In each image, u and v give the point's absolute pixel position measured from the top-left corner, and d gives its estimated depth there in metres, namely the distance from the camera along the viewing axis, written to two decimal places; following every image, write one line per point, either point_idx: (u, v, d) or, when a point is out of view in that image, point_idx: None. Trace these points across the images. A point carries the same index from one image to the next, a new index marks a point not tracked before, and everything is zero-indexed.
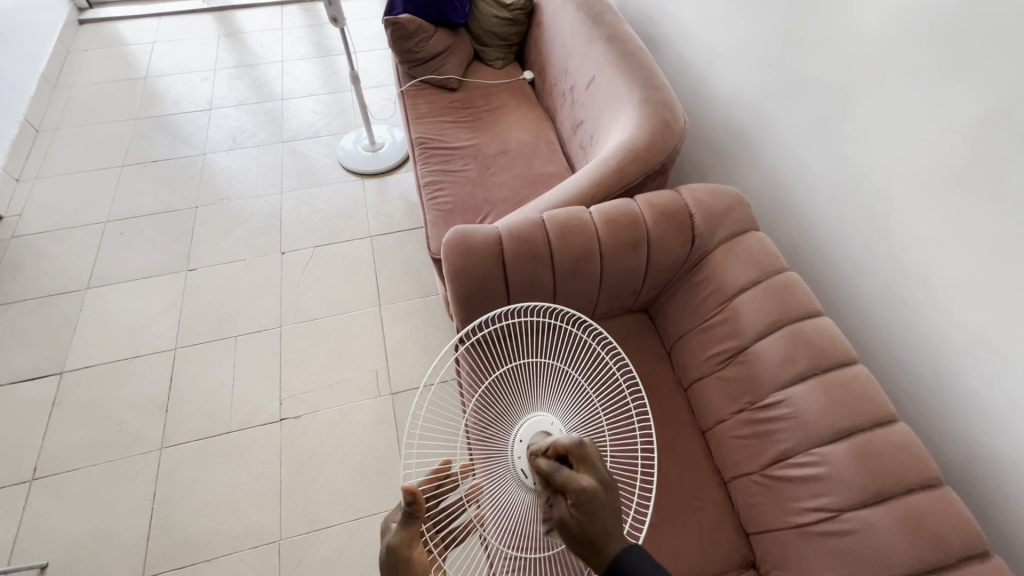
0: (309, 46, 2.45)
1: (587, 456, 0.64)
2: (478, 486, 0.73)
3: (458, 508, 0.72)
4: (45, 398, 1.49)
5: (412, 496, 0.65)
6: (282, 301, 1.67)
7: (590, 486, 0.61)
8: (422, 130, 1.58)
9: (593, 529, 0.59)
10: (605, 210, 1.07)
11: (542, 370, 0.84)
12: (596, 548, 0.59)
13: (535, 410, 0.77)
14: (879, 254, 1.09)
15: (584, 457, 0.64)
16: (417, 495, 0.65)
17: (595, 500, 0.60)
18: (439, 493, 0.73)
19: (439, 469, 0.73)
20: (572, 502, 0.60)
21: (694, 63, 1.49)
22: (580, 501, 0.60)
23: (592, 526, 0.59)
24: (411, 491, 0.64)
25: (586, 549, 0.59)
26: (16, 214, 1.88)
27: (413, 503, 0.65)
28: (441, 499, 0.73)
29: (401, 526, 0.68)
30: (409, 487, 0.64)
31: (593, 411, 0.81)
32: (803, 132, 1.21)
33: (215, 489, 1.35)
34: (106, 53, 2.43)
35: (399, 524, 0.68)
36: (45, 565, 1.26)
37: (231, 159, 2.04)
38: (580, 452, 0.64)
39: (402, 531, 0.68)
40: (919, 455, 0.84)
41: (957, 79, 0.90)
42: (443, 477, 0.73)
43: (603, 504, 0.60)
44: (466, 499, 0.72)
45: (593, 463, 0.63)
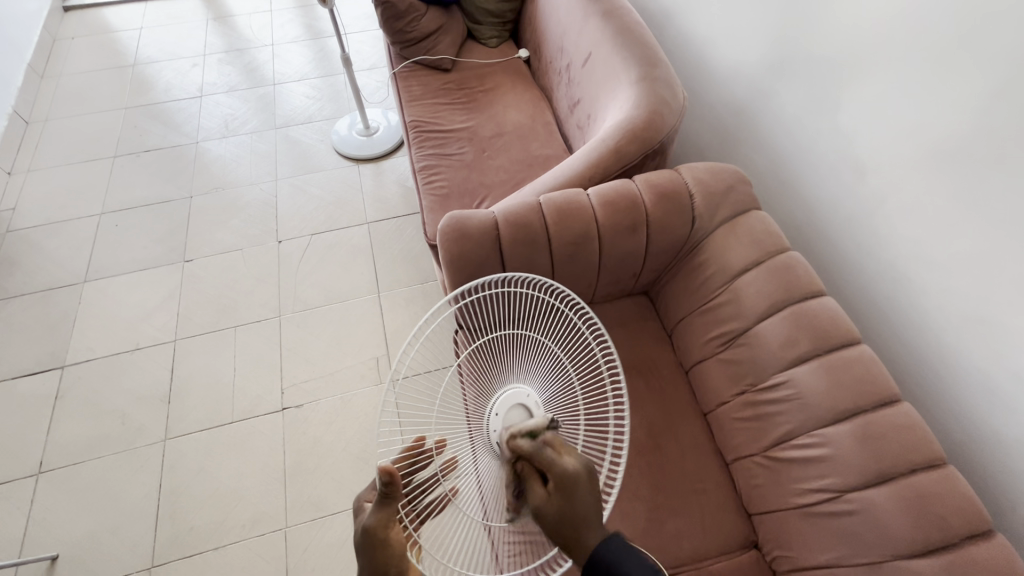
0: (300, 28, 2.40)
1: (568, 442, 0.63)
2: (455, 459, 0.71)
3: (434, 485, 0.70)
4: (49, 392, 1.50)
5: (389, 476, 0.61)
6: (281, 290, 1.66)
7: (576, 470, 0.59)
8: (415, 114, 1.55)
9: (575, 514, 0.58)
10: (603, 191, 1.05)
11: (517, 341, 0.81)
12: (578, 534, 0.58)
13: (512, 381, 0.76)
14: (881, 232, 1.07)
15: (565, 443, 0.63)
16: (394, 475, 0.62)
17: (579, 485, 0.59)
18: (413, 471, 0.70)
19: (413, 445, 0.70)
20: (554, 485, 0.59)
21: (692, 38, 1.44)
22: (562, 484, 0.59)
23: (574, 510, 0.58)
24: (388, 471, 0.61)
25: (566, 538, 0.58)
26: (10, 208, 1.87)
27: (390, 483, 0.62)
28: (414, 477, 0.70)
29: (376, 508, 0.64)
30: (387, 467, 0.61)
31: (568, 382, 0.80)
32: (805, 107, 1.18)
33: (221, 478, 1.36)
34: (94, 40, 2.38)
35: (374, 505, 0.64)
36: (56, 556, 1.28)
37: (224, 147, 2.01)
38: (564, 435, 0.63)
39: (377, 512, 0.64)
40: (922, 435, 0.84)
41: (965, 48, 0.87)
42: (417, 453, 0.70)
43: (587, 490, 0.59)
44: (442, 474, 0.70)
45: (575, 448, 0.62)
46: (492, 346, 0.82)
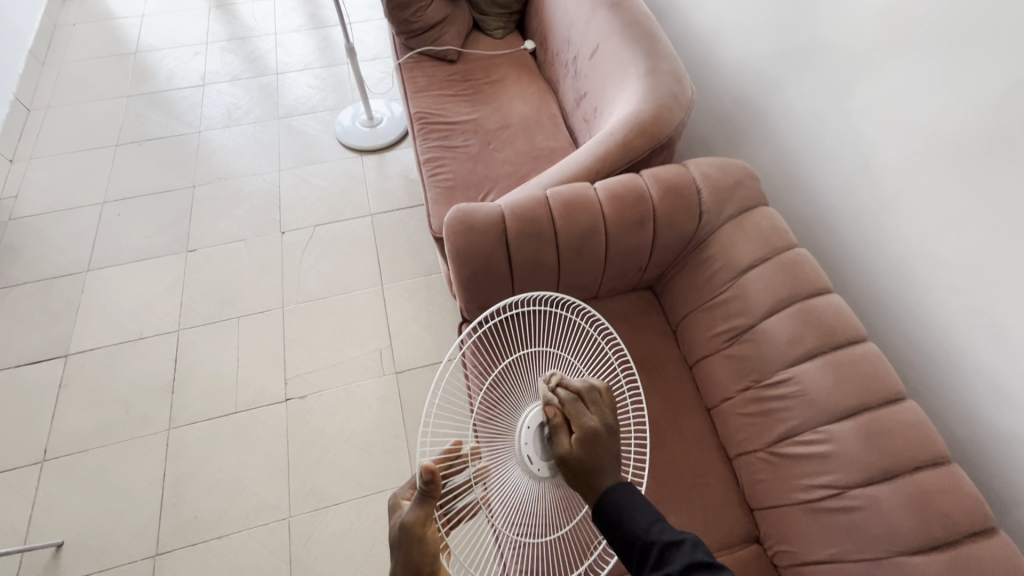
0: (303, 17, 2.37)
1: (599, 401, 0.65)
2: (489, 467, 0.71)
3: (466, 490, 0.70)
4: (52, 381, 1.50)
5: (430, 475, 0.64)
6: (284, 281, 1.66)
7: (597, 428, 0.63)
8: (421, 105, 1.54)
9: (592, 466, 0.62)
10: (611, 185, 1.05)
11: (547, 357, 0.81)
12: (591, 480, 0.62)
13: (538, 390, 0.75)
14: (890, 229, 1.06)
15: (595, 401, 0.65)
16: (435, 474, 0.64)
17: (601, 441, 0.62)
18: (449, 474, 0.71)
19: (451, 448, 0.71)
20: (578, 438, 0.63)
21: (702, 31, 1.43)
22: (585, 437, 0.62)
23: (589, 465, 0.62)
24: (428, 469, 0.63)
25: (582, 482, 0.62)
26: (12, 196, 1.86)
27: (431, 482, 0.64)
28: (450, 481, 0.70)
29: (416, 505, 0.66)
30: (428, 466, 0.63)
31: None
32: (814, 101, 1.17)
33: (224, 468, 1.37)
34: (95, 27, 2.36)
35: (414, 502, 0.66)
36: (61, 543, 1.28)
37: (227, 136, 2.00)
38: (596, 392, 0.66)
39: (417, 510, 0.66)
40: (927, 433, 0.84)
41: (980, 44, 0.86)
42: (454, 457, 0.70)
43: (607, 446, 0.63)
44: (474, 481, 0.69)
45: (604, 408, 0.65)
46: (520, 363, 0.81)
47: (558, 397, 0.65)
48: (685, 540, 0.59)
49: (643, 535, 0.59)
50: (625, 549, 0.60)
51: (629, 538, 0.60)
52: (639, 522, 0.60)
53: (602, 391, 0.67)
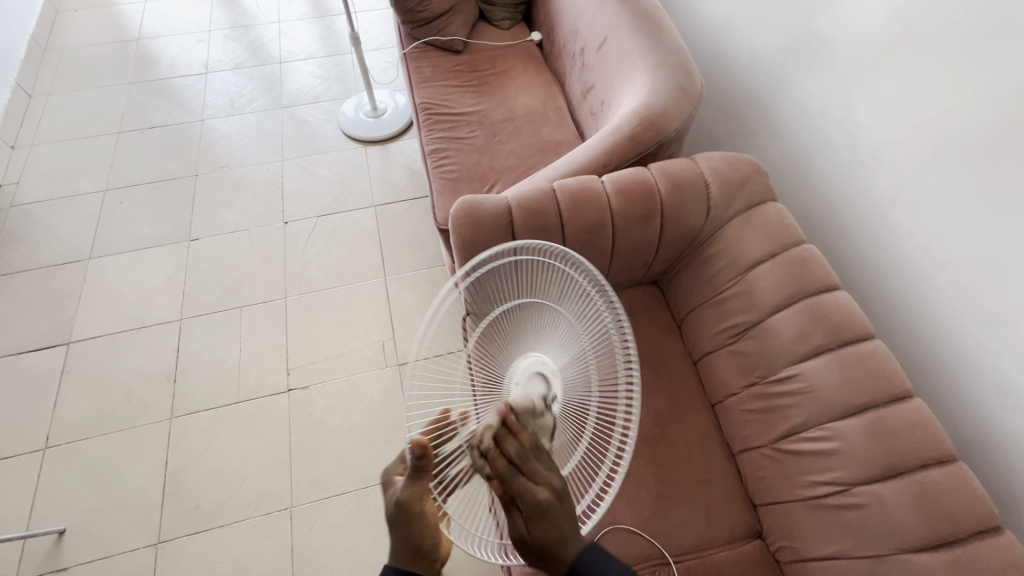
0: (307, 5, 2.35)
1: (542, 464, 0.60)
2: None
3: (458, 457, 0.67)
4: (54, 368, 1.50)
5: (421, 449, 0.62)
6: (287, 272, 1.66)
7: (546, 499, 0.57)
8: (426, 96, 1.53)
9: (549, 543, 0.57)
10: (617, 178, 1.04)
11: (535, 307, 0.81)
12: (555, 558, 0.57)
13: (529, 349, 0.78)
14: (898, 226, 1.06)
15: (538, 465, 0.59)
16: (426, 448, 0.63)
17: (552, 512, 0.57)
18: (440, 443, 0.68)
19: (441, 417, 0.69)
20: (528, 513, 0.57)
21: (711, 24, 1.42)
22: (536, 510, 0.57)
23: (547, 539, 0.57)
24: (420, 444, 0.62)
25: (547, 561, 0.58)
26: (13, 182, 1.85)
27: (422, 456, 0.63)
28: (442, 449, 0.67)
29: (409, 481, 0.64)
30: (417, 440, 0.62)
31: (582, 348, 0.79)
32: (824, 97, 1.15)
33: (226, 457, 1.37)
34: (97, 13, 2.34)
35: (407, 479, 0.65)
36: (63, 530, 1.29)
37: (229, 125, 1.98)
38: (534, 456, 0.60)
39: (411, 485, 0.64)
40: (933, 431, 0.84)
41: (991, 44, 0.85)
42: (444, 425, 0.69)
43: (560, 515, 0.58)
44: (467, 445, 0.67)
45: (549, 472, 0.59)
46: (509, 314, 0.81)
47: (492, 470, 0.59)
48: None
49: None
50: None
51: None
52: None
53: (544, 452, 0.61)
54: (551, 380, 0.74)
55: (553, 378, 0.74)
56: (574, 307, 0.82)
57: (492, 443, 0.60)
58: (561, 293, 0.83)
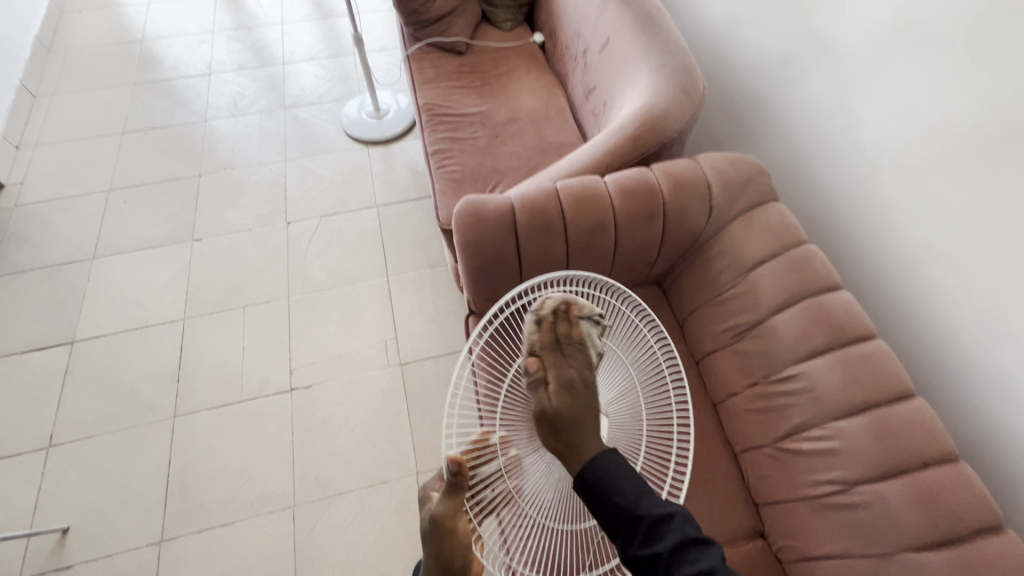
0: (310, 7, 2.36)
1: (581, 351, 0.65)
2: (518, 457, 0.73)
3: (496, 479, 0.71)
4: (58, 367, 1.50)
5: (457, 466, 0.64)
6: (289, 271, 1.66)
7: (573, 379, 0.63)
8: (429, 97, 1.53)
9: (570, 420, 0.62)
10: (620, 179, 1.04)
11: None
12: (571, 439, 0.61)
13: None
14: (900, 228, 1.06)
15: (576, 351, 0.65)
16: (462, 466, 0.64)
17: (579, 394, 0.63)
18: (477, 464, 0.72)
19: (478, 440, 0.71)
20: (558, 386, 0.63)
21: (713, 26, 1.42)
22: (564, 387, 0.63)
23: (568, 417, 0.62)
24: (456, 462, 0.64)
25: (563, 439, 0.62)
26: (17, 182, 1.86)
27: (458, 474, 0.64)
28: (479, 471, 0.71)
29: (445, 497, 0.66)
30: (455, 457, 0.64)
31: (632, 381, 0.83)
32: (826, 98, 1.16)
33: (229, 456, 1.38)
34: (101, 14, 2.35)
35: (442, 496, 0.66)
36: (67, 529, 1.29)
37: (232, 126, 1.99)
38: (576, 343, 0.65)
39: (446, 502, 0.66)
40: (935, 431, 0.84)
41: (993, 46, 0.86)
42: (482, 448, 0.72)
43: (585, 400, 0.63)
44: (506, 470, 0.71)
45: (585, 359, 0.65)
46: None
47: (540, 345, 0.65)
48: (675, 514, 0.59)
49: (631, 507, 0.58)
50: (613, 522, 0.59)
51: (614, 513, 0.59)
52: (625, 494, 0.59)
53: (586, 343, 0.66)
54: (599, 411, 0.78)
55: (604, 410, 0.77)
56: (621, 341, 0.86)
57: (544, 318, 0.66)
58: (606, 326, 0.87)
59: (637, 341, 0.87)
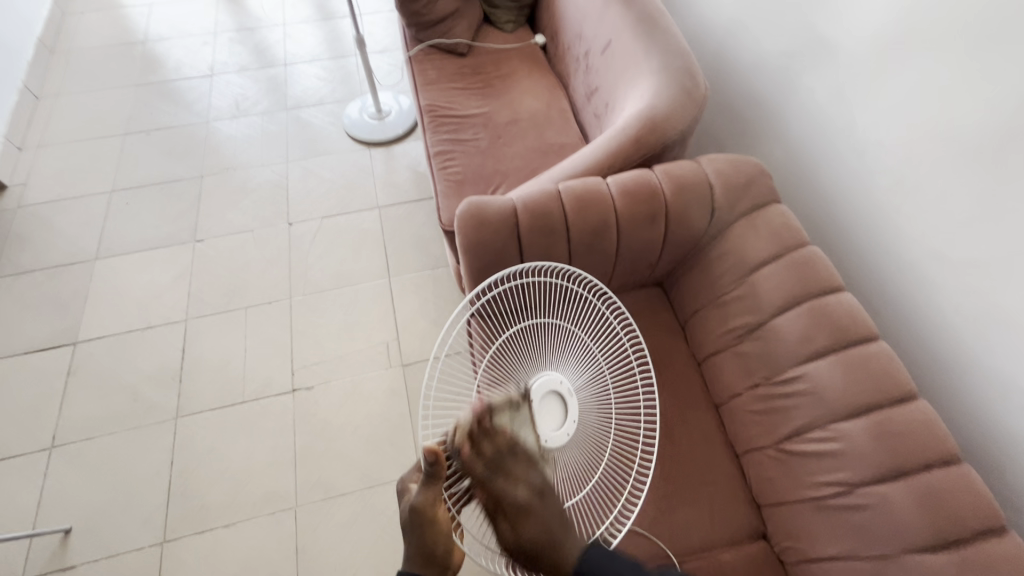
0: (312, 8, 2.37)
1: (522, 463, 0.62)
2: None
3: None
4: (60, 368, 1.51)
5: (434, 456, 0.65)
6: (292, 272, 1.66)
7: (528, 499, 0.61)
8: (431, 98, 1.54)
9: (543, 542, 0.60)
10: (622, 180, 1.04)
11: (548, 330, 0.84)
12: (550, 559, 0.60)
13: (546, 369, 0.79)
14: (902, 230, 1.06)
15: (519, 466, 0.62)
16: (439, 456, 0.65)
17: (535, 510, 0.60)
18: None
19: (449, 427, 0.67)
20: (509, 518, 0.61)
21: (715, 27, 1.43)
22: (516, 511, 0.60)
23: (535, 539, 0.60)
24: (433, 451, 0.64)
25: (544, 562, 0.60)
26: (20, 183, 1.86)
27: (434, 463, 0.65)
28: None
29: (423, 487, 0.67)
30: (431, 447, 0.64)
31: (599, 371, 0.83)
32: (828, 100, 1.16)
33: (231, 456, 1.38)
34: (104, 16, 2.35)
35: (421, 485, 0.68)
36: (69, 529, 1.29)
37: (235, 127, 1.99)
38: (513, 458, 0.62)
39: (425, 491, 0.67)
40: (938, 432, 0.84)
41: (994, 48, 0.86)
42: None
43: (543, 514, 0.60)
44: None
45: (530, 470, 0.62)
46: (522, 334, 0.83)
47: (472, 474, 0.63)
48: None
49: None
50: None
51: None
52: None
53: (524, 453, 0.63)
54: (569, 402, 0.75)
55: (570, 398, 0.75)
56: (590, 331, 0.86)
57: (472, 447, 0.63)
58: (577, 317, 0.87)
59: (604, 332, 0.87)
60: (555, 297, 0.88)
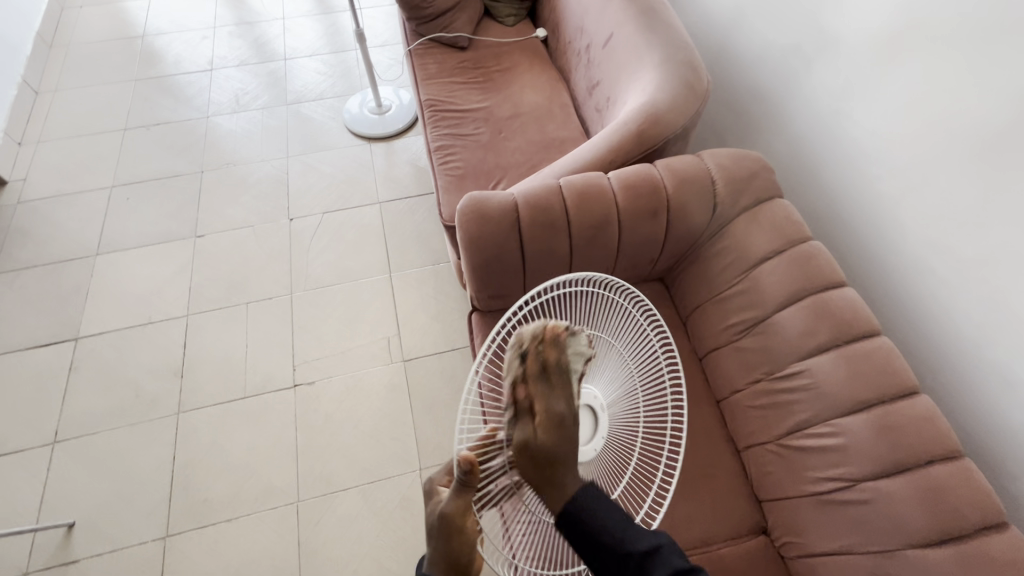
0: (311, 2, 2.35)
1: (566, 382, 0.65)
2: None
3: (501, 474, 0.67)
4: (62, 363, 1.51)
5: (469, 465, 0.62)
6: (292, 268, 1.66)
7: (563, 413, 0.63)
8: (431, 92, 1.53)
9: (559, 460, 0.63)
10: (624, 175, 1.04)
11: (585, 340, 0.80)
12: (558, 480, 0.64)
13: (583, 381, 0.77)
14: (906, 225, 1.05)
15: (563, 382, 0.64)
16: (474, 464, 0.62)
17: (565, 429, 0.63)
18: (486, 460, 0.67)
19: (487, 434, 0.66)
20: (543, 421, 0.62)
21: (717, 21, 1.42)
22: (552, 422, 0.63)
23: (554, 457, 0.63)
24: (468, 460, 0.61)
25: (550, 479, 0.63)
26: (20, 178, 1.86)
27: (469, 473, 0.62)
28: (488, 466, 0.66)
29: (454, 495, 0.64)
30: (467, 456, 0.61)
31: (632, 382, 0.82)
32: (831, 95, 1.15)
33: (234, 451, 1.38)
34: (103, 10, 2.34)
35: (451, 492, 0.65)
36: (73, 523, 1.30)
37: (234, 122, 1.99)
38: (562, 373, 0.64)
39: (455, 499, 0.64)
40: (939, 427, 0.84)
41: (999, 41, 0.85)
42: (492, 443, 0.66)
43: (570, 435, 0.64)
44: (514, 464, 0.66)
45: (570, 391, 0.65)
46: None
47: (524, 374, 0.63)
48: (661, 545, 0.66)
49: (620, 545, 0.64)
50: (602, 555, 0.65)
51: (603, 548, 0.64)
52: (613, 533, 0.64)
53: (571, 373, 0.66)
54: (601, 416, 0.74)
55: (603, 414, 0.75)
56: (624, 339, 0.84)
57: (531, 342, 0.63)
58: (614, 325, 0.85)
59: (639, 340, 0.85)
60: (591, 302, 0.86)
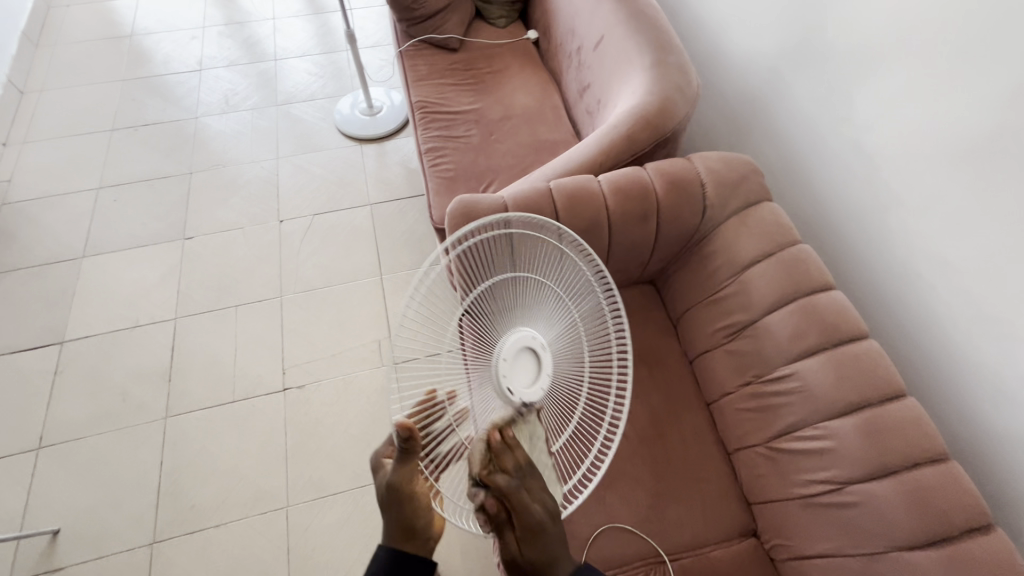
0: (302, 2, 2.33)
1: (538, 479, 0.58)
2: (467, 408, 0.66)
3: (448, 435, 0.65)
4: (47, 367, 1.49)
5: (407, 432, 0.58)
6: (282, 270, 1.65)
7: (541, 514, 0.56)
8: (422, 94, 1.52)
9: (547, 561, 0.55)
10: (614, 178, 1.04)
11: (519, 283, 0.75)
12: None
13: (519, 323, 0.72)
14: (893, 228, 1.06)
15: (534, 479, 0.58)
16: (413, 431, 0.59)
17: (546, 532, 0.56)
18: (427, 424, 0.64)
19: (425, 397, 0.64)
20: (523, 530, 0.55)
21: (707, 23, 1.42)
22: (530, 529, 0.55)
23: (543, 562, 0.55)
24: (406, 427, 0.58)
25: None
26: (5, 180, 1.83)
27: (409, 440, 0.59)
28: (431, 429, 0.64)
29: (398, 464, 0.61)
30: (404, 423, 0.58)
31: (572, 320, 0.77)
32: (820, 98, 1.16)
33: (223, 456, 1.37)
34: (90, 10, 2.31)
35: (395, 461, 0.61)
36: (57, 531, 1.28)
37: (224, 123, 1.97)
38: (530, 474, 0.58)
39: (400, 467, 0.61)
40: (926, 430, 0.84)
41: (986, 47, 0.86)
42: (432, 405, 0.64)
43: (554, 534, 0.56)
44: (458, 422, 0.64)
45: (543, 488, 0.58)
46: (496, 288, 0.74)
47: (487, 487, 0.56)
48: None
49: None
50: None
51: None
52: None
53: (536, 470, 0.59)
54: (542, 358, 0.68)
55: (546, 355, 0.68)
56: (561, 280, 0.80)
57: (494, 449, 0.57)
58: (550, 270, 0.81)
59: (576, 282, 0.81)
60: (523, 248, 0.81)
